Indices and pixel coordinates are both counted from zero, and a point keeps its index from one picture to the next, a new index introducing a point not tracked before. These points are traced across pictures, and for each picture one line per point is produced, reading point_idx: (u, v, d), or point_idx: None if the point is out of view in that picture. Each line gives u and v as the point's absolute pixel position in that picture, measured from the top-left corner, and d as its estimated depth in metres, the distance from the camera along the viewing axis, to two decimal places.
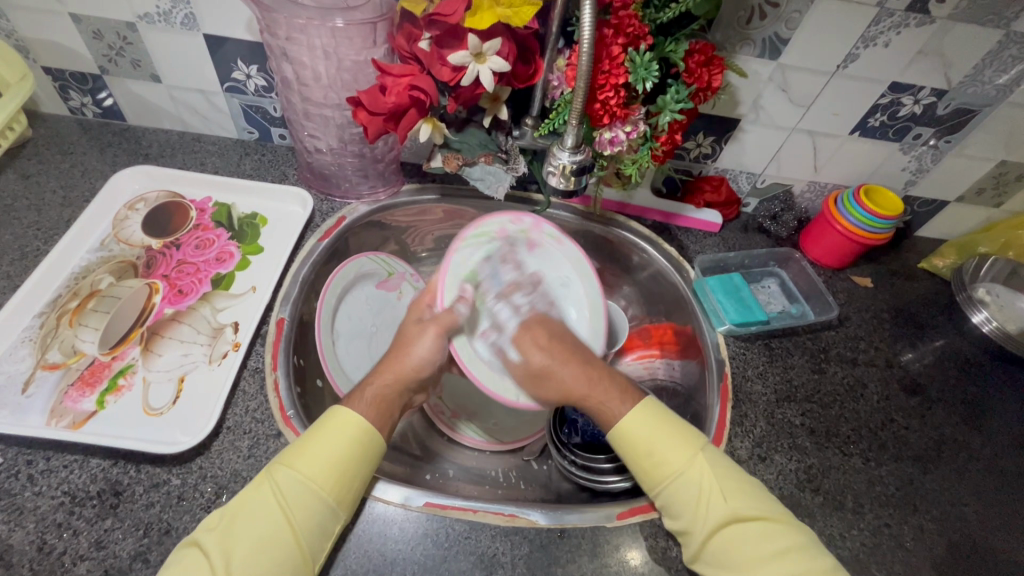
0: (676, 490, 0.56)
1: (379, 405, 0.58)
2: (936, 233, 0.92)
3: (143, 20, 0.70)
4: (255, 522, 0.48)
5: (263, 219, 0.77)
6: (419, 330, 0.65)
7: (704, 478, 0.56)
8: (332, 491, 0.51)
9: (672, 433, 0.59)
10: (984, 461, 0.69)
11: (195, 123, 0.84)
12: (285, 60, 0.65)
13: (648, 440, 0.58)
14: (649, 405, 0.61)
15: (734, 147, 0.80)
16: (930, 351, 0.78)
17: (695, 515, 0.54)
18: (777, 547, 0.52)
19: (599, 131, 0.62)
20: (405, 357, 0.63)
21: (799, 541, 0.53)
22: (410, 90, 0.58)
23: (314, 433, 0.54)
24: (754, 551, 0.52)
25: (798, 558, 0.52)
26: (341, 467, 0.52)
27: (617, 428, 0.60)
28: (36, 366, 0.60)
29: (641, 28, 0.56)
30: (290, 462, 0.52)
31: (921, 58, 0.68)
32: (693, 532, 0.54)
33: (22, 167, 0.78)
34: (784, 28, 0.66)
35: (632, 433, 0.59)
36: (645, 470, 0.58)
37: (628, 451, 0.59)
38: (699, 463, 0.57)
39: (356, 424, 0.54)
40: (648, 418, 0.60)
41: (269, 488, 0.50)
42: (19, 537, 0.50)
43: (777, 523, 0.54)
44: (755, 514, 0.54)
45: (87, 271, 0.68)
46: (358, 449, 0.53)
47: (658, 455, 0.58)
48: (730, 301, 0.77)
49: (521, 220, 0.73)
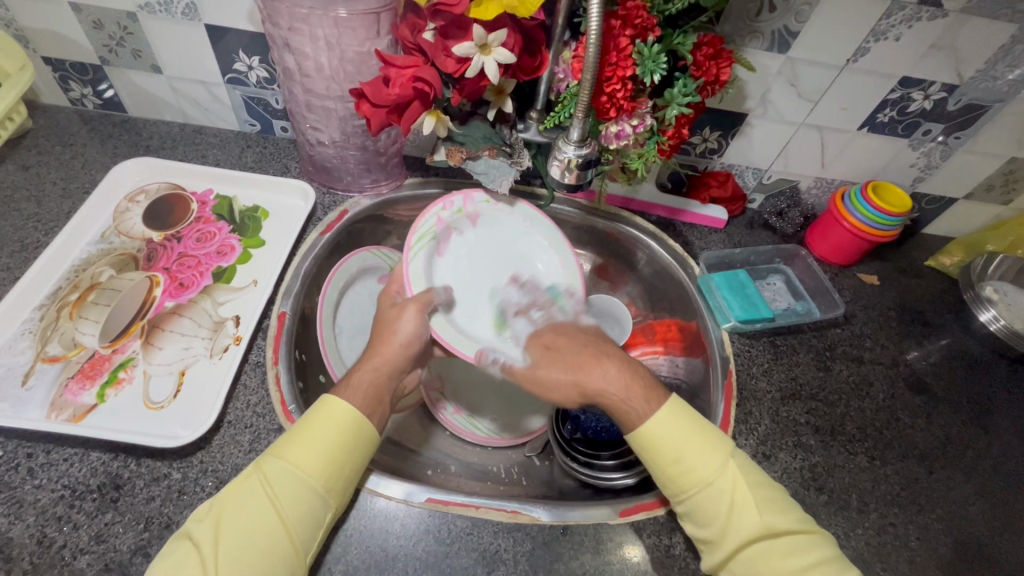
0: (702, 502, 0.54)
1: (366, 391, 0.57)
2: (943, 231, 0.91)
3: (144, 10, 0.70)
4: (244, 512, 0.48)
5: (264, 212, 0.76)
6: (398, 311, 0.64)
7: (733, 489, 0.54)
8: (321, 481, 0.50)
9: (702, 438, 0.56)
10: (991, 461, 0.68)
11: (196, 115, 0.84)
12: (288, 50, 0.65)
13: (678, 447, 0.55)
14: (674, 405, 0.57)
15: (741, 142, 0.79)
16: (937, 349, 0.78)
17: (723, 527, 0.53)
18: (805, 559, 0.51)
19: (605, 125, 0.61)
20: (390, 337, 0.62)
21: (827, 551, 0.52)
22: (415, 81, 0.57)
23: (302, 423, 0.53)
24: (783, 563, 0.51)
25: (828, 571, 0.51)
26: (331, 455, 0.51)
27: (639, 432, 0.57)
28: (36, 358, 0.60)
29: (649, 20, 0.55)
30: (278, 451, 0.51)
31: (933, 53, 0.67)
32: (717, 544, 0.53)
33: (22, 158, 0.78)
34: (793, 22, 0.65)
35: (660, 440, 0.56)
36: (671, 478, 0.56)
37: (654, 460, 0.56)
38: (729, 474, 0.54)
39: (343, 413, 0.53)
40: (678, 424, 0.56)
41: (258, 478, 0.50)
42: (19, 529, 0.50)
43: (806, 535, 0.52)
44: (786, 528, 0.52)
45: (87, 263, 0.68)
46: (348, 438, 0.53)
47: (687, 463, 0.55)
48: (735, 297, 0.76)
49: (451, 202, 0.74)
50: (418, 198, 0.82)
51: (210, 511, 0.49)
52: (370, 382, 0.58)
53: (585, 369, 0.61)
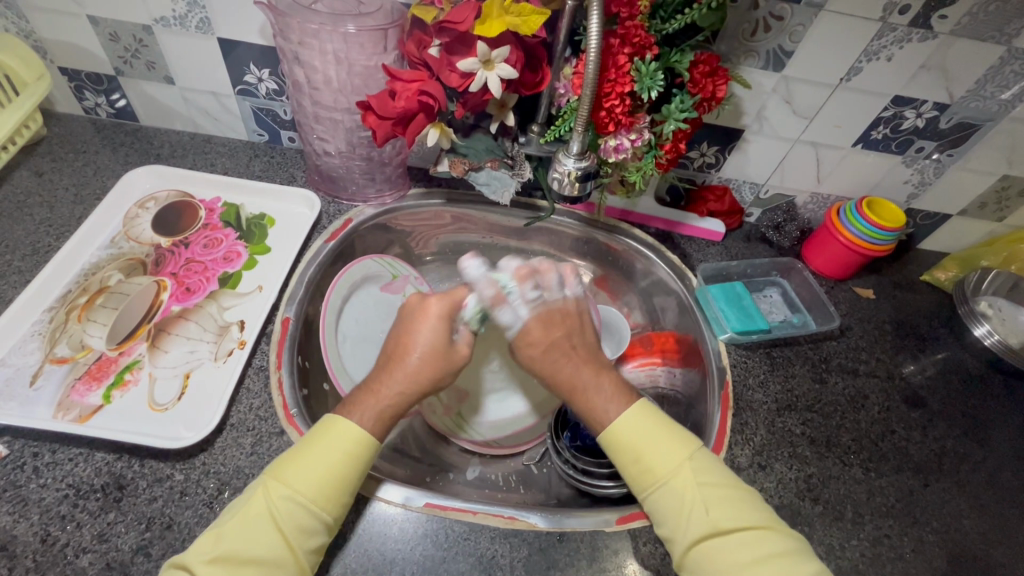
0: (661, 497, 0.56)
1: (383, 418, 0.57)
2: (938, 247, 0.92)
3: (159, 23, 0.72)
4: (252, 540, 0.48)
5: (270, 220, 0.78)
6: (430, 325, 0.62)
7: (691, 484, 0.56)
8: (327, 508, 0.51)
9: (664, 436, 0.59)
10: (986, 475, 0.69)
11: (206, 125, 0.86)
12: (297, 64, 0.66)
13: (636, 444, 0.58)
14: (643, 408, 0.61)
15: (738, 157, 0.81)
16: (932, 363, 0.78)
17: (678, 523, 0.55)
18: (759, 555, 0.52)
19: (604, 139, 0.63)
20: (411, 353, 0.61)
21: (785, 547, 0.52)
22: (420, 94, 0.59)
23: (311, 444, 0.53)
24: (737, 560, 0.52)
25: (783, 566, 0.51)
26: (338, 479, 0.52)
27: (608, 431, 0.60)
28: (44, 360, 0.61)
29: (647, 38, 0.57)
30: (281, 476, 0.51)
31: (924, 73, 0.69)
32: (674, 541, 0.55)
33: (36, 164, 0.80)
34: (787, 41, 0.67)
35: (622, 436, 0.59)
36: (633, 473, 0.58)
37: (619, 456, 0.59)
38: (686, 470, 0.56)
39: (348, 437, 0.54)
40: (639, 422, 0.59)
41: (262, 506, 0.50)
42: (23, 528, 0.51)
43: (760, 530, 0.53)
44: (744, 521, 0.54)
45: (97, 267, 0.69)
46: (355, 459, 0.53)
47: (646, 459, 0.58)
48: (732, 309, 0.77)
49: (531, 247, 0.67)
50: (421, 208, 0.83)
51: (211, 541, 0.48)
52: (400, 402, 0.58)
53: (585, 391, 0.62)
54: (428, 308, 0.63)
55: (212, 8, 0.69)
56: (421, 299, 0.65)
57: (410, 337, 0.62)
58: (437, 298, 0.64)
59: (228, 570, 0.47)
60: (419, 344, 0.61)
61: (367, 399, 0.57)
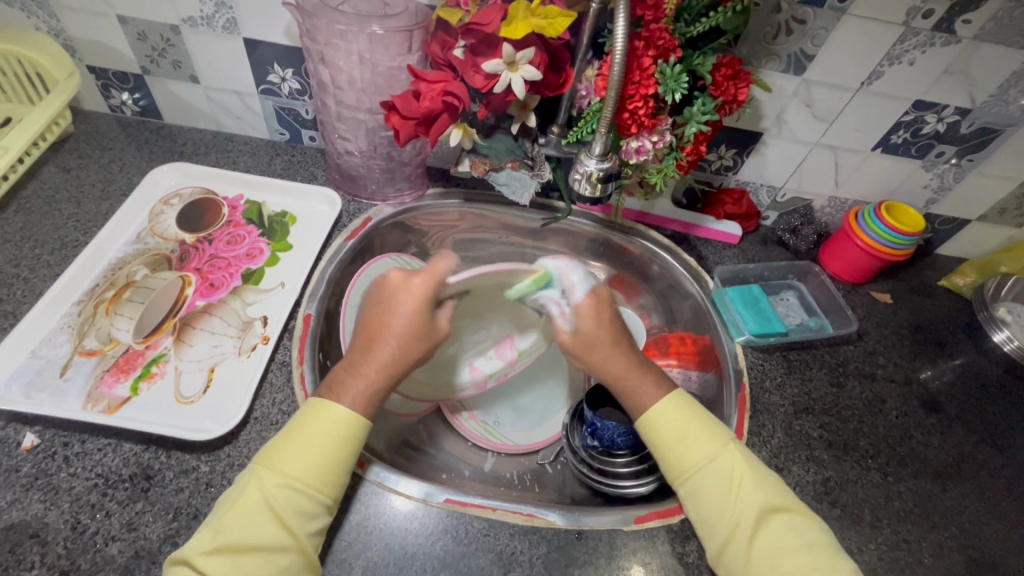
0: (702, 485, 0.56)
1: (370, 397, 0.57)
2: (958, 252, 0.91)
3: (187, 24, 0.73)
4: (252, 529, 0.49)
5: (292, 217, 0.79)
6: (399, 302, 0.62)
7: (730, 472, 0.57)
8: (327, 492, 0.52)
9: (697, 427, 0.59)
10: (1005, 482, 0.68)
11: (229, 124, 0.87)
12: (323, 64, 0.68)
13: (674, 432, 0.59)
14: (675, 397, 0.61)
15: (756, 160, 0.81)
16: (951, 369, 0.78)
17: (720, 510, 0.55)
18: (800, 541, 0.53)
19: (626, 141, 0.63)
20: (388, 333, 0.61)
21: (822, 536, 0.54)
22: (444, 95, 0.60)
23: (297, 430, 0.54)
24: (775, 546, 0.53)
25: (823, 553, 0.53)
26: (331, 461, 0.53)
27: (644, 418, 0.61)
28: (73, 352, 0.62)
29: (670, 41, 0.57)
30: (273, 464, 0.52)
31: (946, 77, 0.69)
32: (717, 529, 0.55)
33: (63, 161, 0.81)
34: (809, 45, 0.67)
35: (659, 425, 0.59)
36: (668, 464, 0.59)
37: (656, 447, 0.60)
38: (724, 458, 0.57)
39: (340, 423, 0.54)
40: (676, 412, 0.60)
41: (258, 496, 0.50)
42: (54, 516, 0.52)
43: (800, 518, 0.55)
44: (781, 510, 0.55)
45: (123, 262, 0.71)
46: (353, 440, 0.54)
47: (686, 447, 0.58)
48: (749, 311, 0.78)
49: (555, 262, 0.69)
50: (439, 209, 0.84)
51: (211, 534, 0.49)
52: (379, 385, 0.59)
53: (631, 379, 0.63)
54: (410, 286, 0.63)
55: (240, 8, 0.71)
56: (403, 277, 0.64)
57: (389, 317, 0.62)
58: (421, 277, 0.63)
59: (228, 561, 0.47)
60: (398, 325, 0.61)
61: (351, 380, 0.58)
